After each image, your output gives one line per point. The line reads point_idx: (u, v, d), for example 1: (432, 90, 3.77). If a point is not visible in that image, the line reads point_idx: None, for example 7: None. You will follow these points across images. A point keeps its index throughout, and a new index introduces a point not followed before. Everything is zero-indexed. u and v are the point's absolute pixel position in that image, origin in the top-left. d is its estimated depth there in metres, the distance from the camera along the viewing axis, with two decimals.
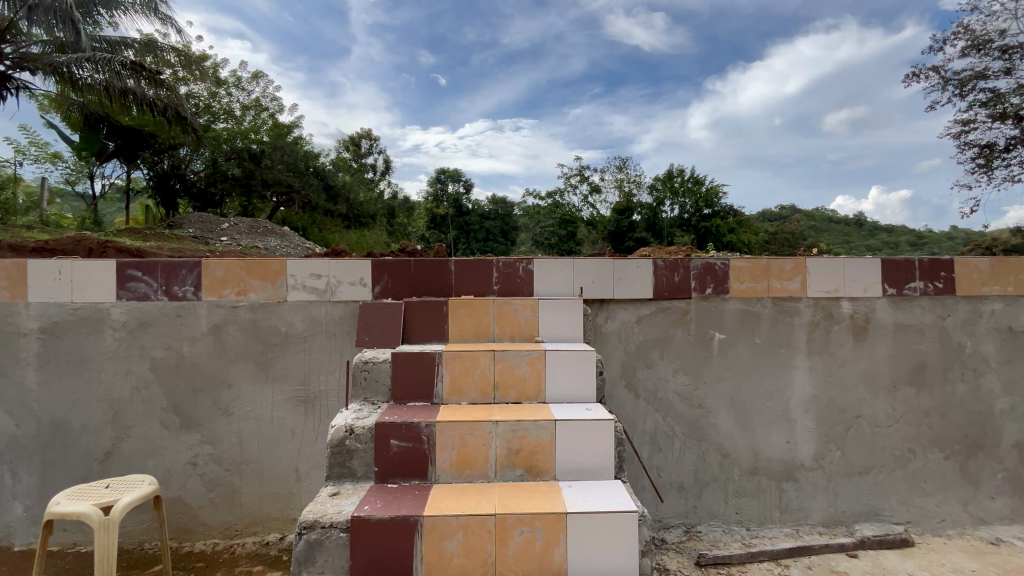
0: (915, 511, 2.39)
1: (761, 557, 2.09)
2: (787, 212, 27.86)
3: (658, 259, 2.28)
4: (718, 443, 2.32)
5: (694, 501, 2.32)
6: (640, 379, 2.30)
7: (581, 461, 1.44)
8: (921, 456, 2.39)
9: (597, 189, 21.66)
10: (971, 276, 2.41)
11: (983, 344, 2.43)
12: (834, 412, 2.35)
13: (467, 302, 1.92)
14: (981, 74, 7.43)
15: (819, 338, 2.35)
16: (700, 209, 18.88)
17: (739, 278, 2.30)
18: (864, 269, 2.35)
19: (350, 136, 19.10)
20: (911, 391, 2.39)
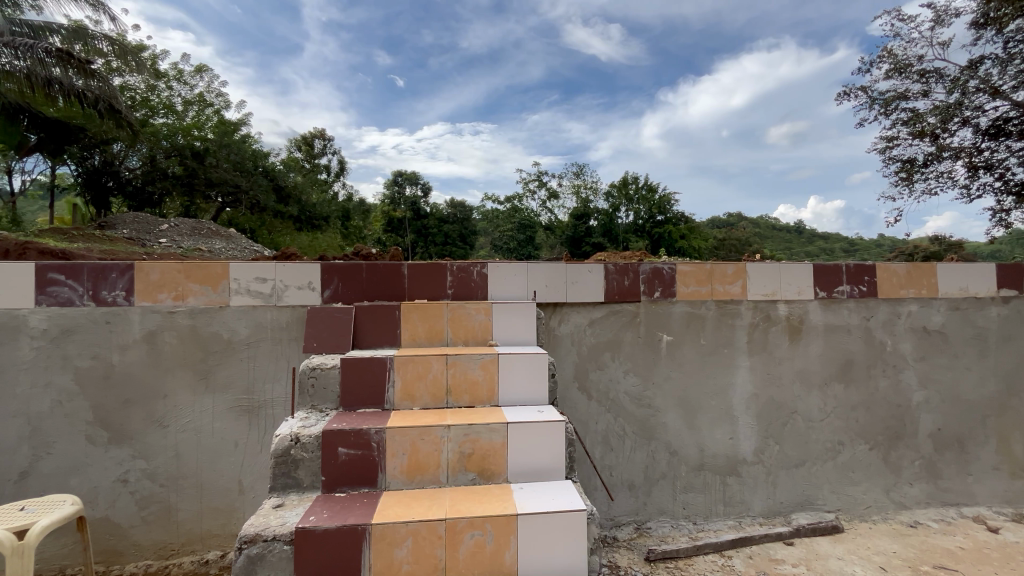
0: (845, 499, 2.57)
1: (707, 550, 2.18)
2: (734, 220, 29.37)
3: (609, 263, 2.35)
4: (667, 442, 2.40)
5: (644, 498, 2.39)
6: (592, 381, 2.35)
7: (533, 462, 1.46)
8: (849, 448, 2.57)
9: (555, 195, 22.01)
10: (891, 280, 2.62)
11: (902, 342, 2.65)
12: (773, 409, 2.49)
13: (420, 306, 1.90)
14: (903, 95, 8.12)
15: (758, 339, 2.49)
16: (654, 216, 19.62)
17: (684, 282, 2.41)
18: (798, 274, 2.52)
19: (302, 135, 18.51)
20: (841, 387, 2.57)
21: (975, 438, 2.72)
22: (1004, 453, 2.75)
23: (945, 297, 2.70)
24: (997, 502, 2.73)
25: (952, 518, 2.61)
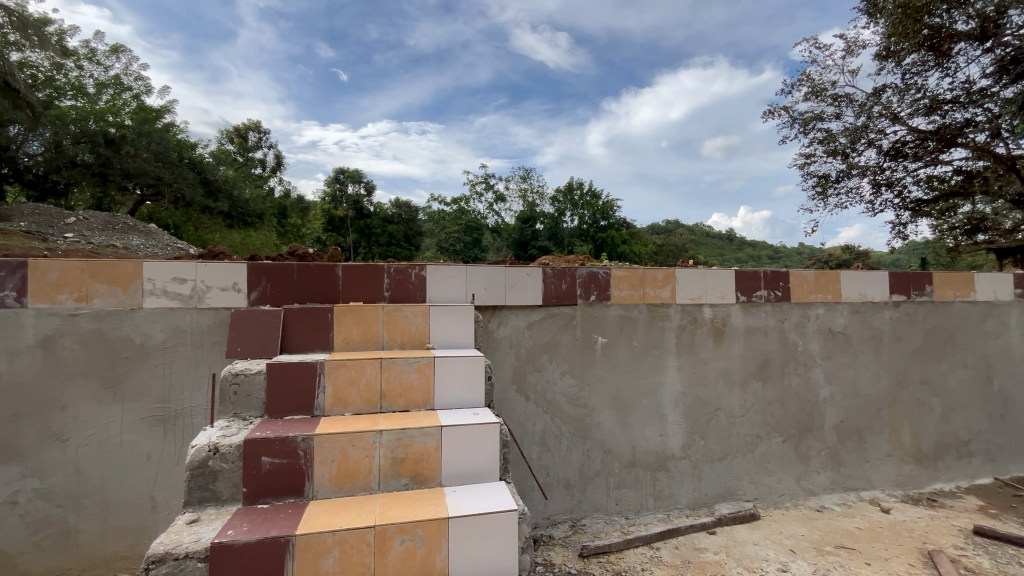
0: (761, 489, 2.77)
1: (637, 542, 2.27)
2: (672, 227, 30.98)
3: (547, 267, 2.40)
4: (601, 440, 2.49)
5: (579, 496, 2.46)
6: (530, 382, 2.39)
7: (468, 465, 1.47)
8: (765, 441, 2.78)
9: (501, 199, 22.15)
10: (802, 286, 2.87)
11: (811, 342, 2.90)
12: (698, 406, 2.64)
13: (354, 309, 1.85)
14: (820, 115, 8.94)
15: (685, 340, 2.63)
16: (597, 221, 20.35)
17: (619, 286, 2.51)
18: (721, 280, 2.69)
19: (235, 126, 17.45)
20: (758, 384, 2.77)
21: (872, 428, 3.02)
22: (895, 441, 3.08)
23: (847, 302, 2.99)
24: (889, 485, 3.05)
25: (852, 502, 2.88)
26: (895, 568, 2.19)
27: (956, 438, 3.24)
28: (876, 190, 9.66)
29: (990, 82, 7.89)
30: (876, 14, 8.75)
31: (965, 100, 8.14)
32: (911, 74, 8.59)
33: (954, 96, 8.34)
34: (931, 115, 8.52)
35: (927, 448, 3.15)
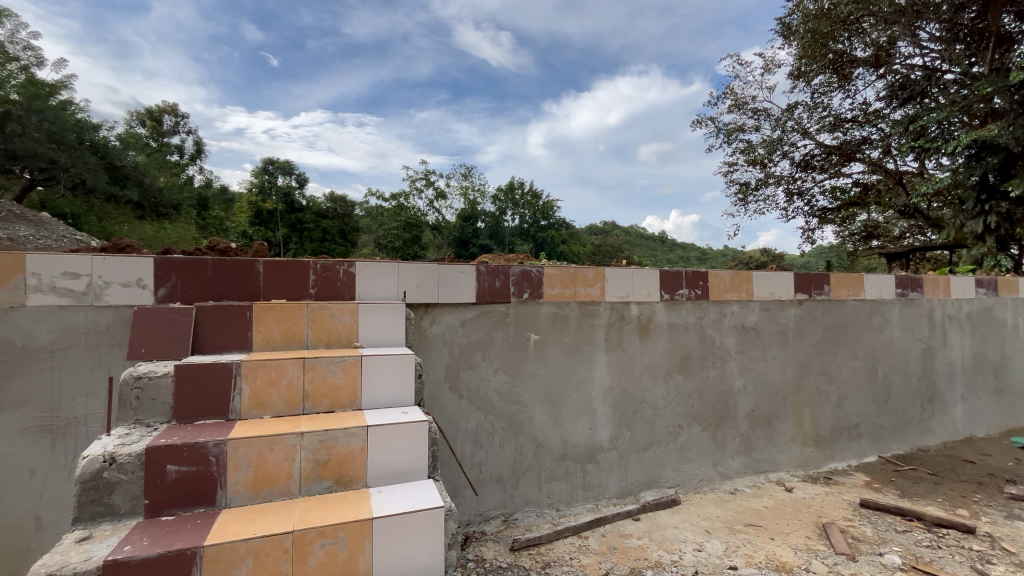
0: (682, 475, 2.95)
1: (567, 533, 2.35)
2: (608, 228, 32.35)
3: (481, 264, 2.41)
4: (533, 435, 2.54)
5: (511, 491, 2.50)
6: (462, 379, 2.40)
7: (396, 465, 1.44)
8: (686, 430, 2.96)
9: (442, 196, 22.00)
10: (719, 285, 3.09)
11: (727, 338, 3.12)
12: (625, 400, 2.77)
13: (276, 307, 1.77)
14: (741, 127, 9.69)
15: (614, 336, 2.75)
16: (538, 221, 21.33)
17: (551, 284, 2.57)
18: (647, 279, 2.84)
19: (147, 108, 15.94)
20: (680, 377, 2.95)
21: (778, 415, 3.31)
22: (798, 426, 3.39)
23: (758, 300, 3.25)
24: (793, 466, 3.36)
25: (761, 484, 3.14)
26: (795, 540, 2.42)
27: (849, 422, 3.63)
28: (789, 198, 10.71)
29: (883, 104, 8.96)
30: (790, 37, 9.66)
31: (862, 120, 9.21)
32: (819, 93, 9.58)
33: (854, 115, 9.38)
34: (835, 131, 9.55)
35: (825, 432, 3.50)
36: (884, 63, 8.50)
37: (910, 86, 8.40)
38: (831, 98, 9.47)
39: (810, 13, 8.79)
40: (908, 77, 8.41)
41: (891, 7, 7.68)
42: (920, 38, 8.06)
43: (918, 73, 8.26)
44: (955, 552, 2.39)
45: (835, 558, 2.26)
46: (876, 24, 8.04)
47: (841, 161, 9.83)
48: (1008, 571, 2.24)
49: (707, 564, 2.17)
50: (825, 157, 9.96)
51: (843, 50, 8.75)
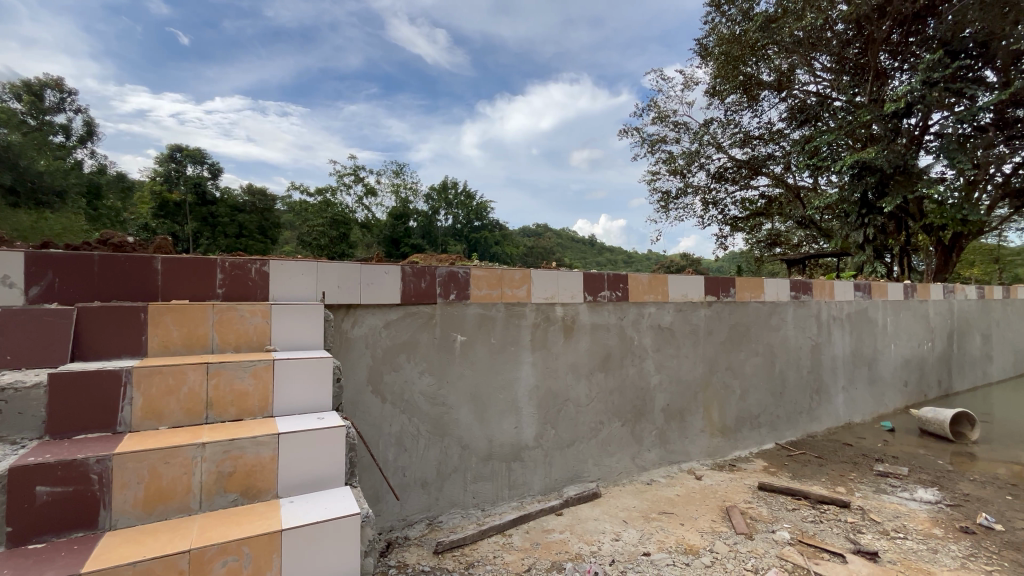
0: (603, 469, 3.08)
1: (491, 532, 2.37)
2: (541, 230, 33.24)
3: (406, 265, 2.37)
4: (459, 437, 2.53)
5: (436, 494, 2.48)
6: (386, 383, 2.34)
7: (310, 474, 1.38)
8: (607, 426, 3.10)
9: (372, 193, 21.41)
10: (637, 287, 3.27)
11: (645, 336, 3.31)
12: (550, 398, 2.84)
13: (176, 308, 1.63)
14: (663, 138, 10.36)
15: (539, 336, 2.81)
16: (471, 221, 21.48)
17: (477, 286, 2.58)
18: (571, 281, 2.94)
19: (23, 81, 13.94)
20: (601, 375, 3.08)
21: (690, 409, 3.56)
22: (707, 418, 3.66)
23: (672, 301, 3.48)
24: (702, 456, 3.62)
25: (675, 473, 3.36)
26: (702, 524, 2.61)
27: (751, 413, 3.98)
28: (705, 207, 11.58)
29: (784, 124, 9.91)
30: (706, 57, 10.44)
31: (767, 138, 10.16)
32: (731, 111, 10.42)
33: (760, 133, 10.31)
34: (744, 147, 10.46)
35: (730, 423, 3.82)
36: (785, 88, 9.43)
37: (806, 110, 9.37)
38: (741, 116, 10.33)
39: (723, 37, 9.52)
40: (804, 101, 9.37)
41: (791, 37, 8.58)
42: (815, 68, 9.04)
43: (813, 99, 9.24)
44: (833, 525, 2.70)
45: (735, 538, 2.47)
46: (779, 52, 8.92)
47: (749, 174, 10.77)
48: (874, 538, 2.57)
49: (624, 552, 2.28)
50: (736, 170, 10.87)
51: (751, 73, 9.59)
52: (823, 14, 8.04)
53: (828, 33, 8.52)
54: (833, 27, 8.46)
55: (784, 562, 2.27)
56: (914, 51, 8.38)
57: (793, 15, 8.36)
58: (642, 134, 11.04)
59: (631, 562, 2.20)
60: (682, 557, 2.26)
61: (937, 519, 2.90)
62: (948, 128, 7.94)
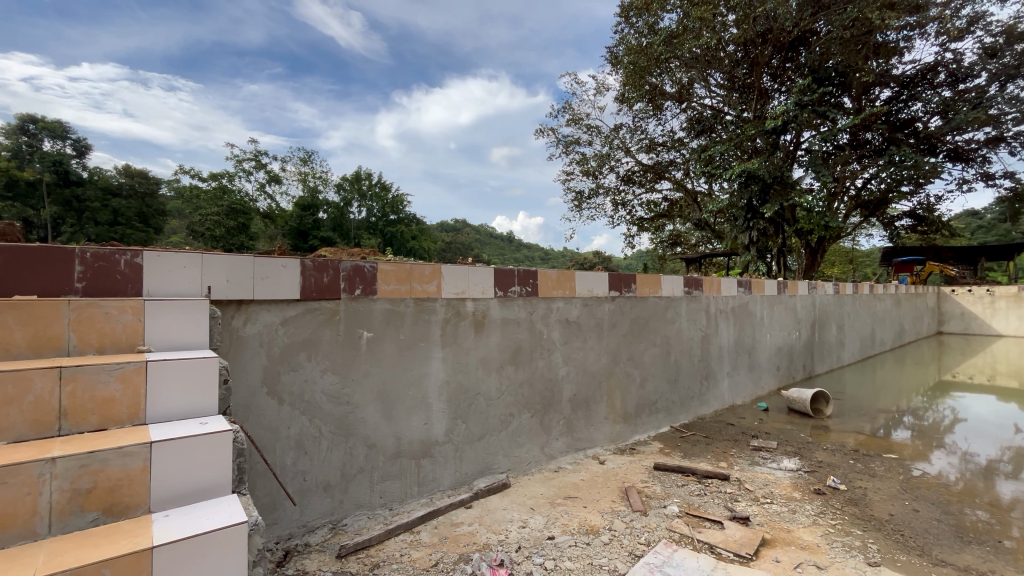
0: (513, 460, 3.16)
1: (398, 530, 2.34)
2: (459, 225, 33.27)
3: (306, 259, 2.25)
4: (365, 436, 2.46)
5: (340, 497, 2.39)
6: (284, 384, 2.21)
7: (192, 483, 1.27)
8: (517, 418, 3.18)
9: (276, 180, 19.99)
10: (546, 283, 3.39)
11: (554, 330, 3.44)
12: (460, 393, 2.85)
13: (21, 305, 1.41)
14: (577, 140, 10.84)
15: (450, 332, 2.81)
16: (387, 214, 21.05)
17: (385, 281, 2.51)
18: (482, 276, 2.97)
19: None
20: (512, 368, 3.15)
21: (595, 398, 3.77)
22: (611, 406, 3.90)
23: (580, 296, 3.65)
24: (606, 442, 3.85)
25: (580, 460, 3.54)
26: (603, 505, 2.78)
27: (650, 400, 4.30)
28: (616, 207, 12.28)
29: (684, 133, 10.78)
30: (616, 65, 11.04)
31: (669, 145, 11.00)
32: (638, 118, 11.11)
33: (664, 141, 11.11)
34: (650, 152, 11.21)
35: (631, 410, 4.10)
36: (685, 100, 10.26)
37: (703, 121, 10.29)
38: (647, 124, 11.08)
39: (632, 47, 10.02)
40: (701, 113, 10.28)
41: (690, 53, 9.29)
42: (710, 84, 9.94)
43: (709, 112, 10.17)
44: (715, 496, 3.01)
45: (632, 516, 2.66)
46: (680, 66, 9.63)
47: (653, 178, 11.59)
48: (746, 505, 2.91)
49: (530, 538, 2.37)
50: (642, 173, 11.62)
51: (656, 84, 10.23)
52: (718, 35, 8.84)
53: (721, 53, 9.35)
54: (725, 47, 9.32)
55: (673, 533, 2.49)
56: (791, 75, 9.47)
57: (692, 33, 9.10)
58: (557, 135, 11.44)
59: (537, 547, 2.29)
60: (584, 537, 2.40)
61: (797, 484, 3.35)
62: (815, 145, 9.16)
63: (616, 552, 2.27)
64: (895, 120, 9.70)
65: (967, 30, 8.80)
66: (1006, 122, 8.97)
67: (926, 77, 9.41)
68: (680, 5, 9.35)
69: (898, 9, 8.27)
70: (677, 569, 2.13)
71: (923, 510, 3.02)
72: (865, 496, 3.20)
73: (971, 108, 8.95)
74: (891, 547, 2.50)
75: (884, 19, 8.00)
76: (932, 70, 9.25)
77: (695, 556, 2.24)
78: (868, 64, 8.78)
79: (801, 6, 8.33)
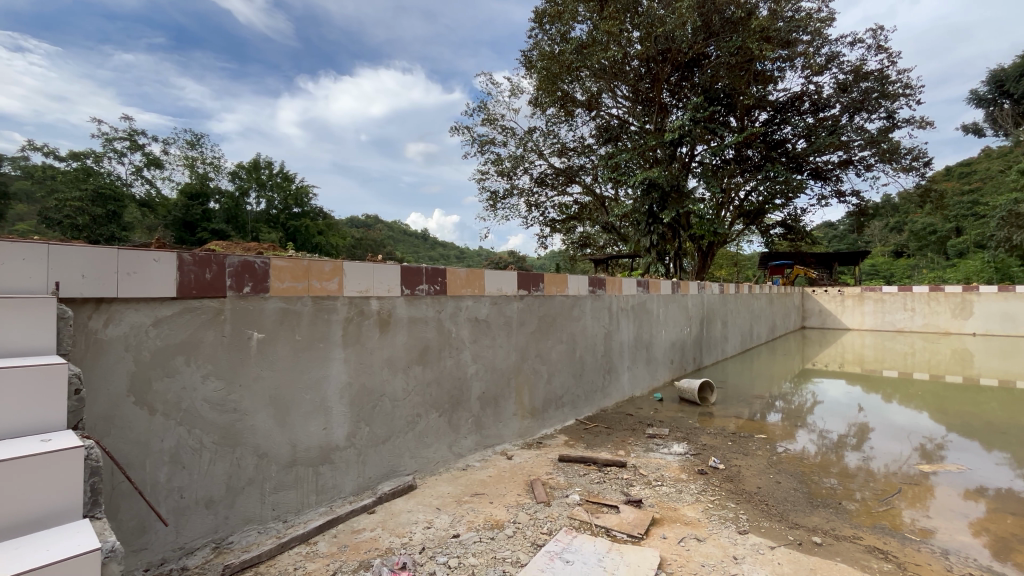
0: (421, 461, 3.11)
1: (292, 543, 2.21)
2: (372, 221, 32.12)
3: (184, 252, 2.04)
4: (254, 444, 2.28)
5: (225, 512, 2.19)
6: (155, 392, 1.97)
7: (11, 517, 1.06)
8: (424, 417, 3.14)
9: (157, 163, 17.82)
10: (455, 281, 3.38)
11: (462, 329, 3.43)
12: (364, 395, 2.75)
13: None
14: (492, 140, 10.97)
15: (352, 332, 2.69)
16: (289, 207, 19.87)
17: (279, 277, 2.34)
18: (387, 273, 2.88)
19: None
20: (419, 368, 3.10)
21: (503, 395, 3.83)
22: (518, 402, 3.99)
23: (489, 295, 3.69)
24: (514, 438, 3.93)
25: (488, 456, 3.59)
26: (508, 499, 2.85)
27: (556, 394, 4.47)
28: (530, 208, 12.64)
29: (593, 140, 11.35)
30: (530, 69, 11.32)
31: (580, 151, 11.50)
32: (551, 123, 11.49)
33: (575, 146, 11.59)
34: (561, 156, 11.63)
35: (538, 404, 4.22)
36: (594, 108, 10.84)
37: (611, 130, 10.95)
38: (559, 129, 11.51)
39: (545, 53, 10.32)
40: (609, 123, 10.93)
41: (598, 65, 9.76)
42: (616, 95, 10.59)
43: (615, 121, 10.88)
44: (613, 482, 3.21)
45: (536, 507, 2.75)
46: (590, 76, 10.12)
47: (565, 182, 12.09)
48: (640, 489, 3.14)
49: (434, 537, 2.35)
50: (555, 176, 12.07)
51: (567, 90, 10.67)
52: (623, 49, 9.40)
53: (626, 67, 9.93)
54: (630, 62, 9.90)
55: (573, 520, 2.61)
56: (686, 92, 10.28)
57: (600, 46, 9.58)
58: (472, 134, 11.54)
59: (441, 546, 2.28)
60: (488, 532, 2.43)
61: (684, 466, 3.69)
62: (706, 158, 10.11)
63: (519, 544, 2.33)
64: (770, 140, 11.00)
65: (826, 67, 10.24)
66: (853, 147, 10.57)
67: (795, 104, 10.80)
68: (591, 17, 9.84)
69: (773, 43, 9.42)
70: (575, 555, 2.23)
71: (784, 481, 3.48)
72: (739, 473, 3.61)
73: (828, 133, 10.44)
74: (758, 516, 2.84)
75: (761, 50, 9.06)
76: (799, 99, 10.64)
77: (592, 541, 2.37)
78: (749, 89, 9.84)
79: (695, 31, 9.15)
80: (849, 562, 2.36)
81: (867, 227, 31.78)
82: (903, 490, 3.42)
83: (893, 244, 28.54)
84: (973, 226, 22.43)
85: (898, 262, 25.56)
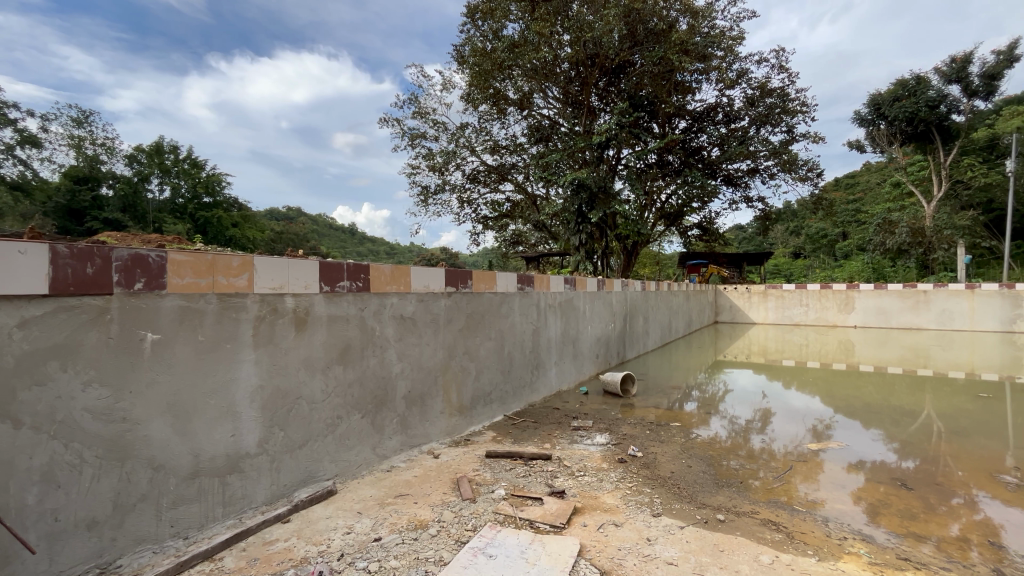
0: (341, 465, 2.99)
1: (192, 562, 2.04)
2: (294, 213, 30.32)
3: (59, 244, 1.80)
4: (148, 457, 2.07)
5: (113, 533, 1.97)
6: (21, 403, 1.73)
7: None
8: (345, 420, 3.01)
9: (33, 142, 15.55)
10: (379, 277, 3.28)
11: (387, 327, 3.33)
12: (277, 398, 2.59)
13: None
14: (422, 133, 10.73)
15: (264, 331, 2.52)
16: (198, 196, 18.25)
17: (179, 273, 2.14)
18: (304, 270, 2.73)
19: None
20: (339, 368, 2.97)
21: (430, 394, 3.77)
22: (446, 400, 3.96)
23: (415, 292, 3.61)
24: (441, 436, 3.89)
25: (414, 456, 3.53)
26: (433, 499, 2.81)
27: (484, 391, 4.48)
28: (462, 205, 12.58)
29: (525, 139, 11.49)
30: (461, 63, 11.23)
31: (511, 149, 11.59)
32: (484, 120, 11.49)
33: (507, 144, 11.66)
34: (494, 154, 11.66)
35: (466, 402, 4.21)
36: (526, 107, 10.98)
37: (542, 130, 11.17)
38: (492, 126, 11.54)
39: (477, 49, 10.26)
40: (540, 123, 11.14)
41: (530, 65, 9.85)
42: (547, 96, 10.80)
43: (546, 121, 11.12)
44: (538, 475, 3.28)
45: (462, 505, 2.74)
46: (521, 75, 10.20)
47: (497, 179, 12.18)
48: (564, 480, 3.24)
49: (354, 543, 2.27)
50: (487, 174, 12.11)
51: (499, 88, 10.69)
52: (554, 51, 9.60)
53: (557, 68, 10.13)
54: (560, 65, 10.11)
55: (498, 515, 2.64)
56: (613, 97, 10.71)
57: (531, 46, 9.67)
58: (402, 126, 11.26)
59: (361, 551, 2.20)
60: (411, 533, 2.39)
61: (606, 456, 3.85)
62: (631, 161, 10.60)
63: (443, 542, 2.32)
64: (689, 146, 11.75)
65: (736, 81, 11.11)
66: (759, 157, 11.56)
67: (709, 114, 11.60)
68: (523, 17, 9.94)
69: (691, 55, 10.01)
70: (498, 549, 2.26)
71: (694, 465, 3.74)
72: (655, 459, 3.83)
73: (738, 143, 11.35)
74: (671, 498, 3.04)
75: (681, 62, 9.63)
76: (714, 110, 11.44)
77: (516, 535, 2.41)
78: (669, 97, 10.46)
79: (622, 39, 9.50)
80: (747, 535, 2.60)
81: (771, 231, 34.88)
82: (796, 467, 3.82)
83: (792, 245, 31.61)
84: (856, 231, 25.41)
85: (796, 262, 28.37)
